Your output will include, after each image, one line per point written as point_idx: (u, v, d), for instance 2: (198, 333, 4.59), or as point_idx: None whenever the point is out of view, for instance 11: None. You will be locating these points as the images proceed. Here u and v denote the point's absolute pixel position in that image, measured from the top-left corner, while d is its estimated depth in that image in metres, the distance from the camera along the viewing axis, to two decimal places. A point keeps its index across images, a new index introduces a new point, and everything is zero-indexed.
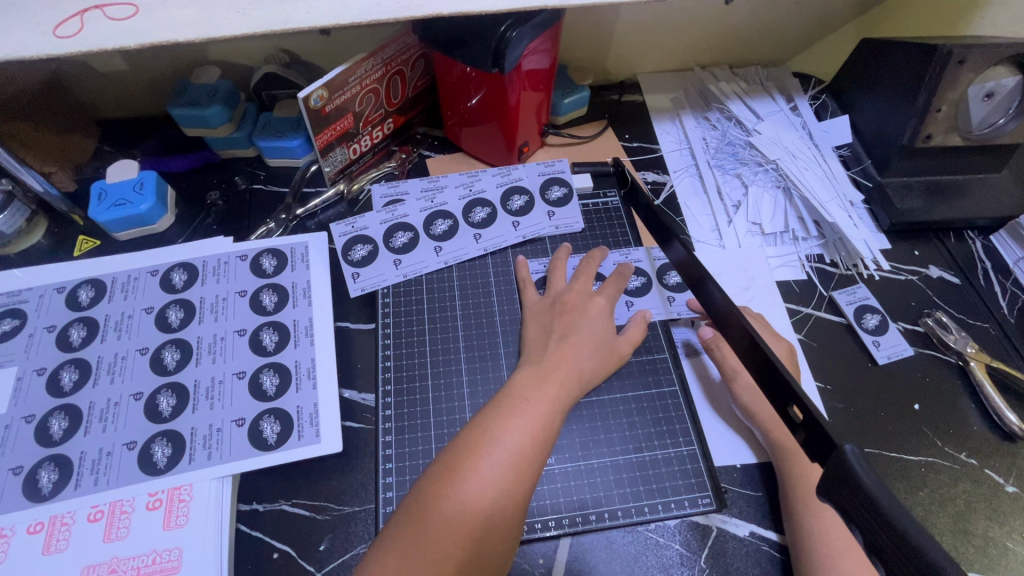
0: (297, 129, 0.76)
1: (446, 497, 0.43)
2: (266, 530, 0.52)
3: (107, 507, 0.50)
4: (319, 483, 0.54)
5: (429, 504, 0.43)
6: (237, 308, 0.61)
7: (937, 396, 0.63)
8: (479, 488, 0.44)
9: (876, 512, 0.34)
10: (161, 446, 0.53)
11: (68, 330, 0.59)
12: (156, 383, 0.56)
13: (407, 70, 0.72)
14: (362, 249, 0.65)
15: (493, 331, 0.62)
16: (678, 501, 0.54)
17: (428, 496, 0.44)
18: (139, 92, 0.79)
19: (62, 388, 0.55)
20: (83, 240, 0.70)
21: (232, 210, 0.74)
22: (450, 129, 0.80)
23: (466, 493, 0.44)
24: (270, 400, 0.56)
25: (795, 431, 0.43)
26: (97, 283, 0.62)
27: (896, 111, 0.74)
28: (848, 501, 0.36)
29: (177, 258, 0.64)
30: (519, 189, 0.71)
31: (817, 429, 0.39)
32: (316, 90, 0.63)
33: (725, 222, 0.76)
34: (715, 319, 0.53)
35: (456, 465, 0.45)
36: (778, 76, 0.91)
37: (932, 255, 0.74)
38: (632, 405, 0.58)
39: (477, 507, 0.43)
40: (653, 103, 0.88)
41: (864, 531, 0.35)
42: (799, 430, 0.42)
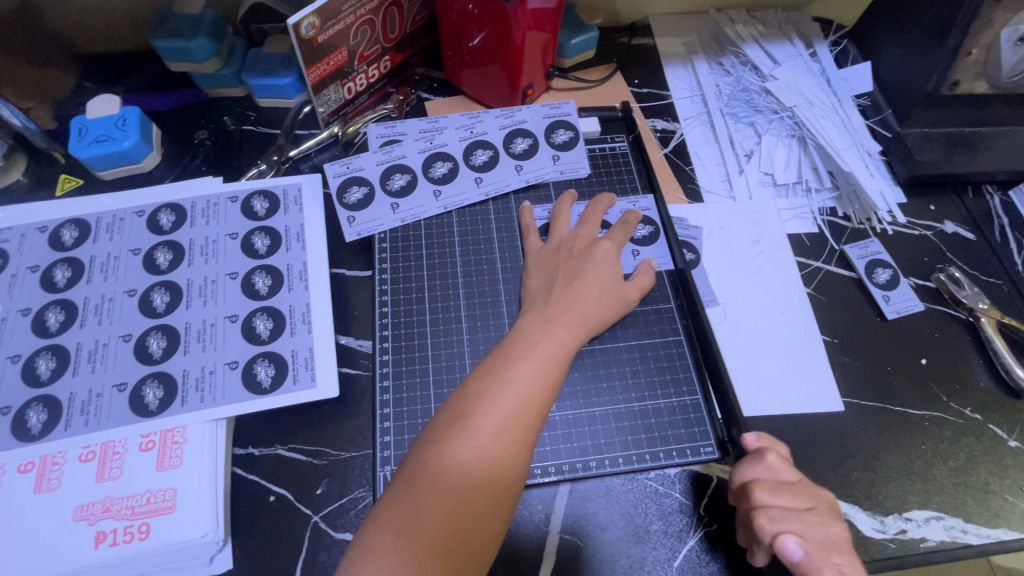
0: (289, 66, 0.71)
1: (457, 446, 0.42)
2: (261, 473, 0.51)
3: (99, 448, 0.49)
4: (315, 428, 0.53)
5: (439, 449, 0.42)
6: (227, 251, 0.59)
7: (946, 352, 0.62)
8: (491, 436, 0.43)
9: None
10: (153, 388, 0.51)
11: (53, 271, 0.57)
12: (145, 325, 0.54)
13: (404, 1, 0.67)
14: (357, 192, 0.62)
15: (494, 279, 0.60)
16: (680, 449, 0.53)
17: (437, 441, 0.43)
18: (119, 24, 0.74)
19: (48, 329, 0.54)
20: (66, 179, 0.66)
21: (221, 151, 0.71)
22: (450, 70, 0.76)
23: (475, 439, 0.43)
24: (264, 344, 0.54)
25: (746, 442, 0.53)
26: (80, 222, 0.60)
27: (922, 56, 0.70)
28: None
29: (164, 199, 0.62)
30: (523, 132, 0.67)
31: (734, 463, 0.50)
32: (307, 18, 0.59)
33: (736, 172, 0.73)
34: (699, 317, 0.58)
35: (464, 410, 0.44)
36: (798, 19, 0.86)
37: (948, 209, 0.72)
38: (634, 354, 0.57)
39: (486, 453, 0.42)
40: (665, 47, 0.83)
41: None
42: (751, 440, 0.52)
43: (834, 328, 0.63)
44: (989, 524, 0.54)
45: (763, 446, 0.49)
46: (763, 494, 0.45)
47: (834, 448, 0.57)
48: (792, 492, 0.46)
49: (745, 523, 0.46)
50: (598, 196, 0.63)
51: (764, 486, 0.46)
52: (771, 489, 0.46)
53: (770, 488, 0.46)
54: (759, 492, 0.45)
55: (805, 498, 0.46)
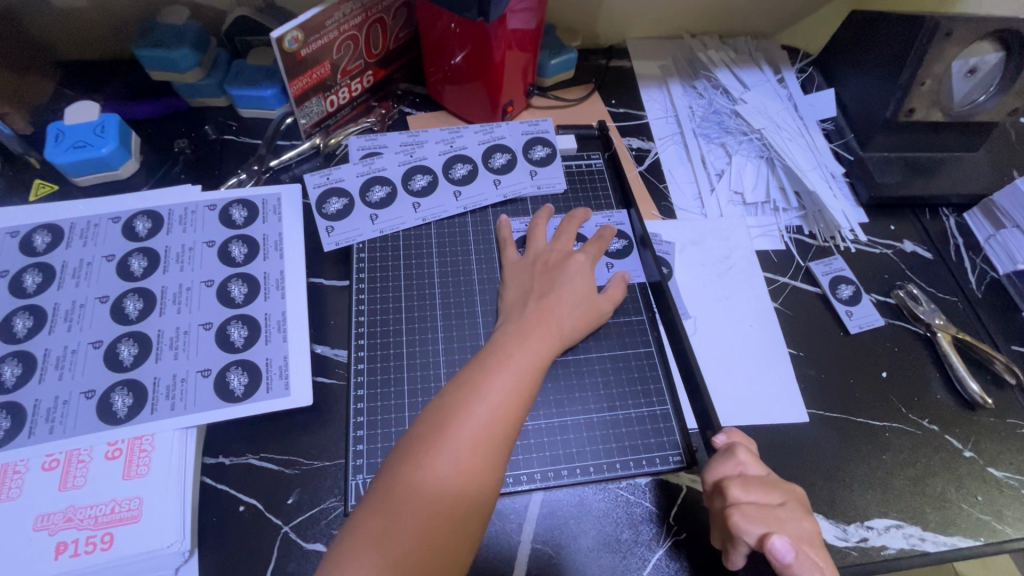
0: (271, 78, 0.72)
1: (434, 456, 0.43)
2: (231, 482, 0.51)
3: (63, 456, 0.48)
4: (287, 438, 0.54)
5: (415, 458, 0.43)
6: (204, 258, 0.59)
7: (905, 366, 0.65)
8: (467, 445, 0.43)
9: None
10: (122, 395, 0.51)
11: (22, 276, 0.56)
12: (117, 332, 0.54)
13: (388, 19, 0.69)
14: (337, 202, 0.63)
15: (470, 290, 0.61)
16: (650, 458, 0.54)
17: (415, 451, 0.43)
18: (102, 32, 0.74)
19: (15, 334, 0.53)
20: (40, 184, 0.66)
21: (201, 159, 0.71)
22: (432, 86, 0.77)
23: (451, 448, 0.43)
24: (238, 352, 0.54)
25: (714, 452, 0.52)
26: (53, 227, 0.59)
27: (880, 85, 0.74)
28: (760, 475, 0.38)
29: (140, 206, 0.61)
30: (502, 147, 0.68)
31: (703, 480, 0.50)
32: (291, 32, 0.60)
33: (707, 190, 0.76)
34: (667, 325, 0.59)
35: (442, 420, 0.45)
36: (767, 47, 0.90)
37: (907, 229, 0.75)
38: (607, 364, 0.58)
39: (462, 462, 0.43)
40: (641, 70, 0.87)
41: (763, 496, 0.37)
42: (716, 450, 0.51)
43: (799, 341, 0.65)
44: (945, 532, 0.56)
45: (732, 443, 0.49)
46: (737, 490, 0.45)
47: (799, 458, 0.58)
48: (764, 488, 0.46)
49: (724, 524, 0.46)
50: (574, 210, 0.64)
51: (736, 484, 0.45)
52: (743, 486, 0.45)
53: (743, 484, 0.45)
54: (732, 489, 0.45)
55: (775, 494, 0.46)
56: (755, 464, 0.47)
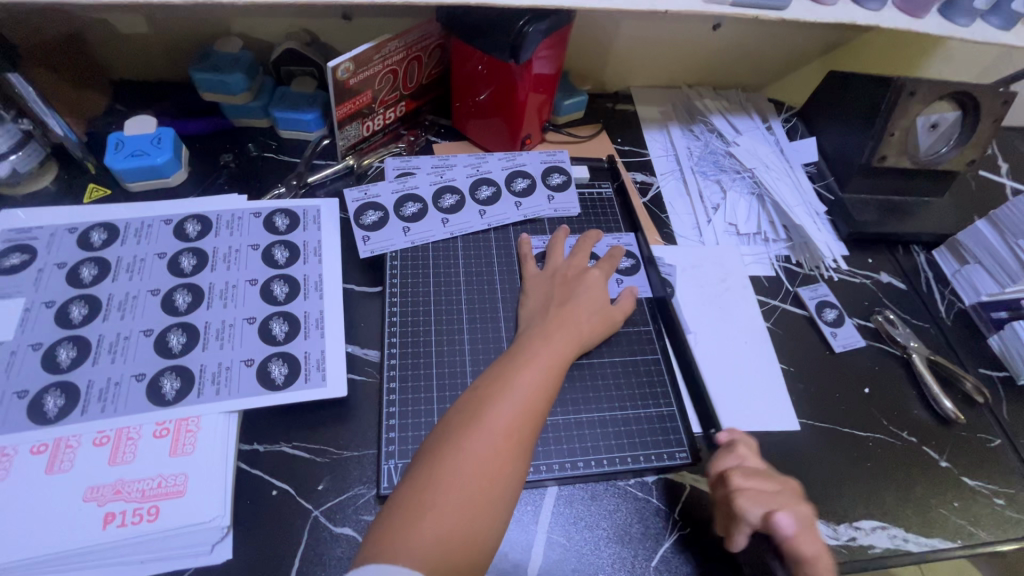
0: (314, 104, 0.80)
1: (470, 441, 0.47)
2: (265, 468, 0.54)
3: (113, 433, 0.51)
4: (320, 428, 0.57)
5: (453, 442, 0.47)
6: (249, 260, 0.64)
7: (885, 382, 0.71)
8: (500, 432, 0.48)
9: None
10: (171, 379, 0.54)
11: (79, 268, 0.60)
12: (167, 322, 0.58)
13: (424, 57, 0.77)
14: (373, 215, 0.69)
15: (494, 299, 0.66)
16: (657, 454, 0.58)
17: (453, 436, 0.48)
18: (158, 56, 0.82)
19: (71, 321, 0.56)
20: (94, 188, 0.71)
21: (243, 173, 0.77)
22: (458, 118, 0.85)
23: (486, 434, 0.47)
24: (278, 344, 0.58)
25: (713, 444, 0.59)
26: (109, 226, 0.64)
27: (856, 135, 0.84)
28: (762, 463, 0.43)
29: (190, 211, 0.67)
30: (522, 173, 0.76)
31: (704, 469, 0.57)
32: (343, 63, 0.67)
33: (705, 221, 0.83)
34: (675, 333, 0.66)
35: (477, 409, 0.49)
36: (755, 99, 1.00)
37: (883, 263, 0.83)
38: (618, 368, 0.62)
39: (496, 446, 0.47)
40: (644, 114, 0.96)
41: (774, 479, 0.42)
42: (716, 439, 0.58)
43: (791, 358, 0.71)
44: (927, 534, 0.61)
45: (734, 438, 0.55)
46: (739, 478, 0.51)
47: (792, 463, 0.63)
48: (758, 476, 0.52)
49: (727, 508, 0.51)
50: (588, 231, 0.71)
51: (737, 472, 0.51)
52: (742, 472, 0.51)
53: (742, 471, 0.51)
54: (735, 475, 0.51)
55: (772, 481, 0.52)
56: (752, 457, 0.53)
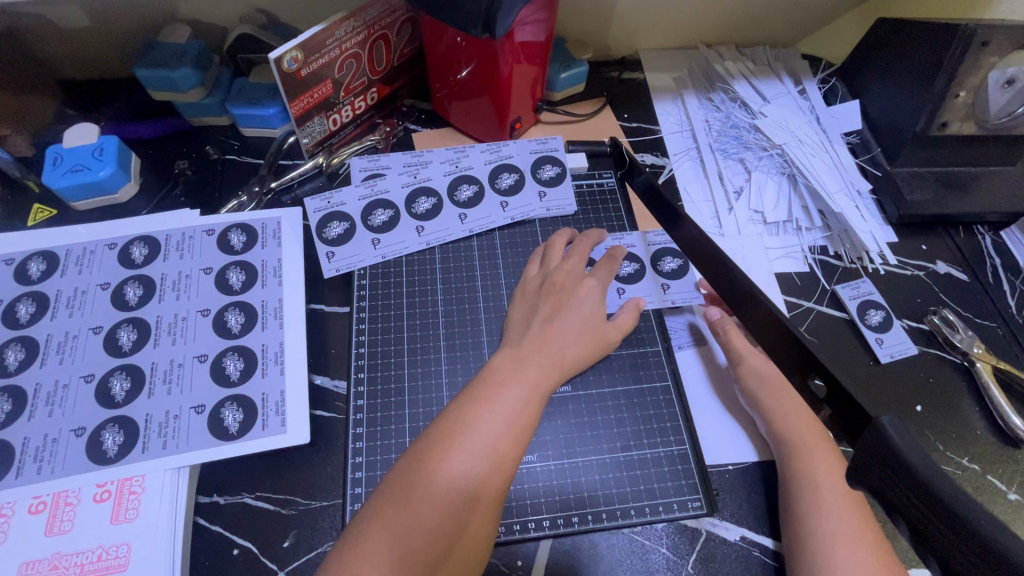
0: (274, 97, 0.71)
1: (415, 494, 0.41)
2: (225, 524, 0.48)
3: (51, 498, 0.46)
4: (283, 476, 0.51)
5: (396, 496, 0.41)
6: (200, 286, 0.57)
7: (941, 397, 0.60)
8: (452, 481, 0.42)
9: (936, 505, 0.29)
10: (113, 433, 0.49)
11: (16, 305, 0.54)
12: (110, 365, 0.52)
13: (392, 35, 0.67)
14: (337, 226, 0.61)
15: (475, 319, 0.58)
16: (667, 503, 0.50)
17: (396, 490, 0.41)
18: (105, 52, 0.74)
19: (6, 368, 0.51)
20: (38, 209, 0.64)
21: (202, 181, 0.69)
22: (438, 102, 0.75)
23: (433, 487, 0.41)
24: (233, 386, 0.52)
25: (818, 407, 0.40)
26: (49, 254, 0.58)
27: (909, 97, 0.70)
28: (889, 488, 0.31)
29: (137, 231, 0.60)
30: (509, 167, 0.66)
31: (847, 402, 0.37)
32: (290, 52, 0.58)
33: (725, 209, 0.72)
34: (736, 289, 0.48)
35: (427, 454, 0.43)
36: (786, 57, 0.86)
37: (940, 249, 0.71)
38: (620, 400, 0.54)
39: (446, 500, 0.41)
40: (655, 82, 0.84)
41: (911, 522, 0.30)
42: (823, 405, 0.40)
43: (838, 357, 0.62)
44: None
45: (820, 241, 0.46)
46: None
47: None
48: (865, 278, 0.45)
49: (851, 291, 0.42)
50: (600, 233, 0.61)
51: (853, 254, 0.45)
52: None
53: None
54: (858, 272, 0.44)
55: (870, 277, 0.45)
56: None
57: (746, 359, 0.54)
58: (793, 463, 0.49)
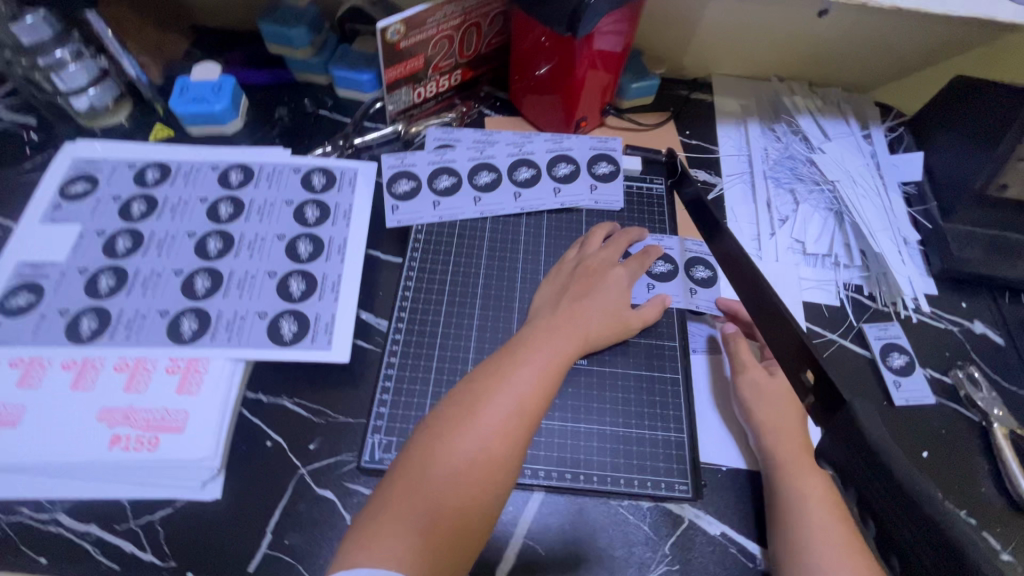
0: (370, 65, 0.79)
1: (457, 439, 0.45)
2: (264, 418, 0.56)
3: (133, 362, 0.54)
4: (320, 389, 0.58)
5: (442, 438, 0.45)
6: (281, 215, 0.65)
7: (950, 449, 0.61)
8: (491, 431, 0.45)
9: None
10: (190, 320, 0.57)
11: (131, 203, 0.64)
12: (196, 265, 0.60)
13: (484, 24, 0.74)
14: (406, 184, 0.67)
15: (512, 288, 0.63)
16: (655, 481, 0.53)
17: (441, 434, 0.45)
18: (234, 5, 0.84)
19: (115, 251, 0.60)
20: (159, 129, 0.75)
21: (296, 128, 0.78)
22: (514, 93, 0.81)
23: (476, 434, 0.45)
24: (293, 302, 0.59)
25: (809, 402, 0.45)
26: (163, 166, 0.67)
27: (972, 157, 0.72)
28: None
29: (237, 160, 0.69)
30: (567, 158, 0.70)
31: None
32: (394, 24, 0.65)
33: (767, 234, 0.75)
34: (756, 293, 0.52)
35: (469, 404, 0.47)
36: (857, 101, 0.87)
37: (980, 310, 0.71)
38: (631, 382, 0.57)
39: (486, 446, 0.45)
40: (721, 106, 0.87)
41: None
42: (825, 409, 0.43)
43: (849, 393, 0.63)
44: None
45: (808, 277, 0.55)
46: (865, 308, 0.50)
47: None
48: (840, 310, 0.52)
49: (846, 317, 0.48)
50: (634, 229, 0.65)
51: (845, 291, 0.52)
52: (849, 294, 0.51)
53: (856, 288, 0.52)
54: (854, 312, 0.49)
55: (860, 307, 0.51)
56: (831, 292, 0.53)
57: (749, 367, 0.58)
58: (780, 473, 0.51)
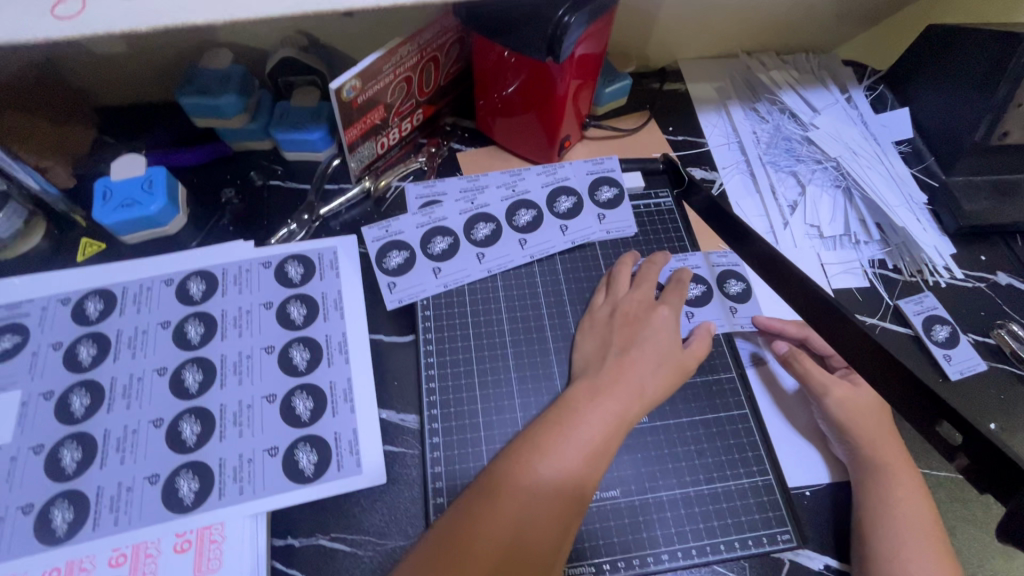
0: (319, 121, 0.69)
1: (528, 469, 0.43)
2: (303, 568, 0.47)
3: (131, 550, 0.45)
4: (358, 517, 0.49)
5: (513, 469, 0.44)
6: (263, 322, 0.56)
7: (1013, 415, 0.59)
8: (564, 465, 0.44)
9: None
10: (187, 480, 0.48)
11: (76, 347, 0.53)
12: (178, 408, 0.51)
13: (442, 56, 0.65)
14: (398, 256, 0.59)
15: (544, 348, 0.56)
16: (755, 537, 0.49)
17: (511, 465, 0.44)
18: (142, 78, 0.72)
19: (72, 414, 0.50)
20: (87, 243, 0.63)
21: (249, 211, 0.67)
22: (483, 120, 0.74)
23: (548, 465, 0.44)
24: (304, 427, 0.51)
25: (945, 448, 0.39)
26: (105, 293, 0.56)
27: (964, 107, 0.70)
28: None
29: (193, 266, 0.59)
30: (567, 189, 0.64)
31: None
32: (350, 80, 0.56)
33: (781, 224, 0.71)
34: (811, 308, 0.48)
35: (543, 436, 0.46)
36: (829, 64, 0.84)
37: (1000, 259, 0.70)
38: (699, 431, 0.53)
39: (556, 480, 0.43)
40: (698, 93, 0.82)
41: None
42: (957, 451, 0.39)
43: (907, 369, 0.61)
44: None
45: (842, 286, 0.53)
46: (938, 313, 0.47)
47: None
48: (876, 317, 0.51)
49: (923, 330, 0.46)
50: (657, 254, 0.60)
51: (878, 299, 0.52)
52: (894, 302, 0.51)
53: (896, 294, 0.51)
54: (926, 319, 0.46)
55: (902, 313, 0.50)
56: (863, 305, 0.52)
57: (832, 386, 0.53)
58: (874, 488, 0.48)
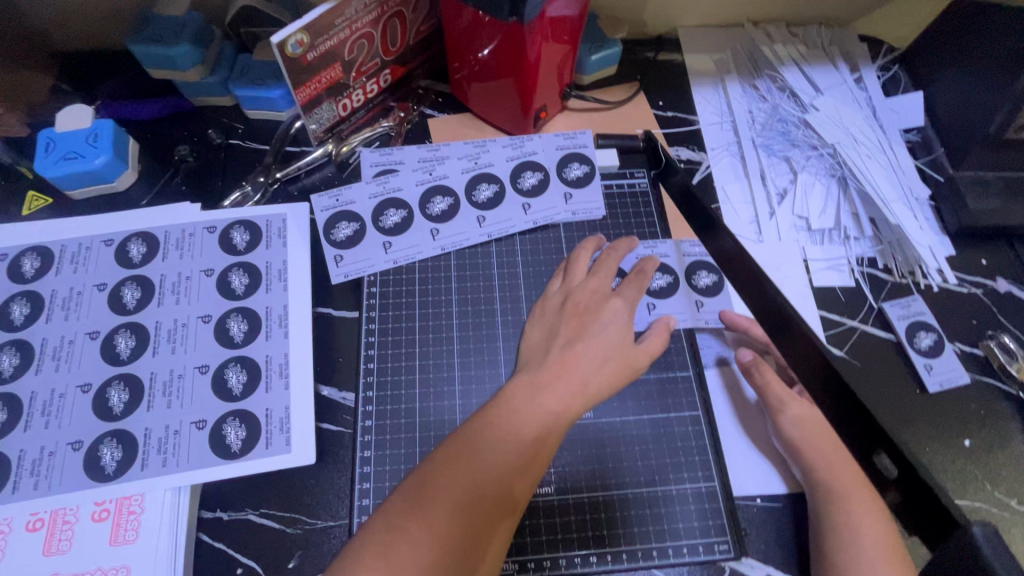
0: (280, 77, 0.65)
1: (461, 467, 0.41)
2: (230, 542, 0.46)
3: (48, 516, 0.44)
4: (288, 492, 0.48)
5: (445, 468, 0.41)
6: (202, 289, 0.53)
7: (993, 433, 0.56)
8: (500, 464, 0.41)
9: None
10: (111, 448, 0.47)
11: (10, 306, 0.52)
12: (107, 374, 0.49)
13: (407, 12, 0.60)
14: (346, 228, 0.56)
15: (493, 333, 0.54)
16: (691, 545, 0.47)
17: (443, 463, 0.41)
18: (95, 20, 0.67)
19: (2, 374, 0.49)
20: (33, 197, 0.61)
21: (203, 169, 0.65)
22: (457, 85, 0.69)
23: (483, 464, 0.41)
24: (235, 401, 0.49)
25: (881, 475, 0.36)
26: (42, 250, 0.54)
27: (982, 94, 0.63)
28: None
29: (135, 226, 0.56)
30: (532, 165, 0.60)
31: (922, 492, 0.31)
32: (294, 34, 0.52)
33: (766, 214, 0.66)
34: (769, 312, 0.45)
35: (479, 432, 0.43)
36: (842, 39, 0.77)
37: (1002, 264, 0.64)
38: (645, 430, 0.50)
39: (491, 480, 0.40)
40: (694, 65, 0.76)
41: None
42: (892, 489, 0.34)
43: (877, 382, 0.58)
44: None
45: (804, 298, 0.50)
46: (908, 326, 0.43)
47: None
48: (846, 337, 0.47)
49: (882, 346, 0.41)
50: (620, 240, 0.56)
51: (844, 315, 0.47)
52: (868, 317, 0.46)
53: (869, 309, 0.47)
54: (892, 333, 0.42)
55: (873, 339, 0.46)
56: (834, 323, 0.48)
57: (788, 402, 0.49)
58: (830, 510, 0.44)
